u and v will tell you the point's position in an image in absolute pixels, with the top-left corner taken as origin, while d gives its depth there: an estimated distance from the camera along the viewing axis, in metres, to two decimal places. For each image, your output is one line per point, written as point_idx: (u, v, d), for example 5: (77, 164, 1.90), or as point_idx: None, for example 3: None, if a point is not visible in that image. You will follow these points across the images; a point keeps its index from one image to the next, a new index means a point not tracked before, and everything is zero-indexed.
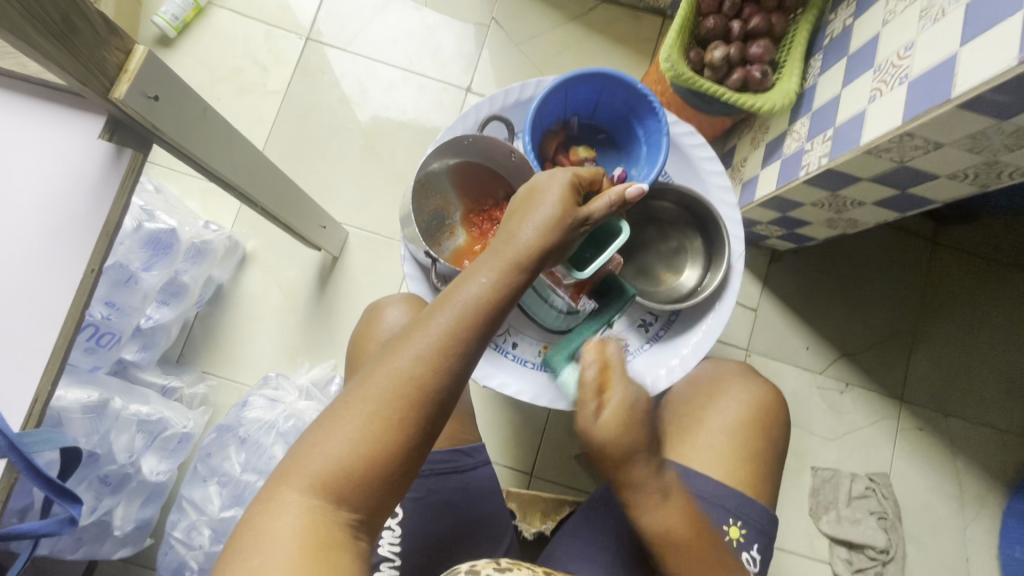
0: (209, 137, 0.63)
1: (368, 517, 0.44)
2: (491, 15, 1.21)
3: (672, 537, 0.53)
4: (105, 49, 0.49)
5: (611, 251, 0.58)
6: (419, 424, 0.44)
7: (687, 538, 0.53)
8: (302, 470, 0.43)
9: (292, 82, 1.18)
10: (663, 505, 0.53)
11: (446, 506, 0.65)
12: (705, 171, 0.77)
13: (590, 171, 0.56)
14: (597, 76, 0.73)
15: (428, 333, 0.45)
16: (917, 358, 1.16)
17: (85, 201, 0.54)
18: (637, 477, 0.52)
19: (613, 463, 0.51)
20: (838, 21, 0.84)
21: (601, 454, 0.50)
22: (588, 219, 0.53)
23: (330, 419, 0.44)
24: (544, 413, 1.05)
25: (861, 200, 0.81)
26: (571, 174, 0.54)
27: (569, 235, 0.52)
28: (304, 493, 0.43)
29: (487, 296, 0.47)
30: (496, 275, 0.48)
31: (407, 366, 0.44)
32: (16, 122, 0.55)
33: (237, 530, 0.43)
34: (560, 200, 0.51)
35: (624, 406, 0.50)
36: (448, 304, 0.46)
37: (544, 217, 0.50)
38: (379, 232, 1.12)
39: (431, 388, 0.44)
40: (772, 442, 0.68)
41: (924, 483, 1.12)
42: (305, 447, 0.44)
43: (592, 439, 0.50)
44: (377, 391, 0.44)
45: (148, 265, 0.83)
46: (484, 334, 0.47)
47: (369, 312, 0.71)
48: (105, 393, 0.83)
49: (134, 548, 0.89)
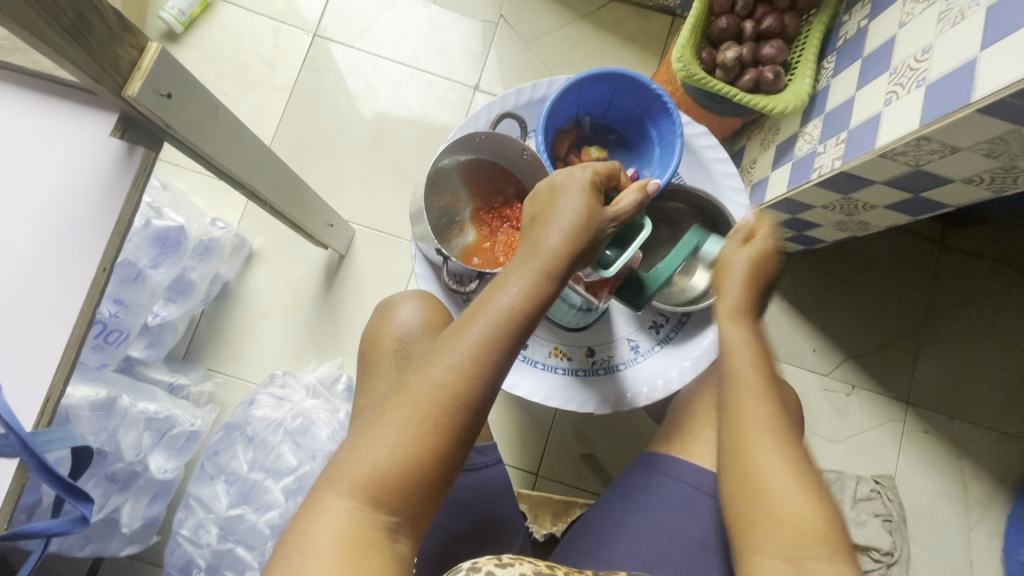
0: (219, 135, 0.63)
1: (407, 524, 0.44)
2: (499, 13, 1.20)
3: (745, 351, 0.60)
4: (119, 46, 0.49)
5: (631, 249, 0.56)
6: (457, 430, 0.44)
7: (756, 353, 0.60)
8: (341, 477, 0.43)
9: (299, 79, 1.17)
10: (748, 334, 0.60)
11: (459, 509, 0.64)
12: (717, 173, 0.76)
13: (607, 167, 0.55)
14: (610, 76, 0.72)
15: (463, 341, 0.45)
16: (923, 362, 1.16)
17: (97, 200, 0.54)
18: (736, 303, 0.61)
19: (733, 280, 0.62)
20: (852, 22, 0.83)
21: (728, 272, 0.63)
22: (614, 220, 0.52)
23: (366, 428, 0.45)
24: (550, 414, 1.05)
25: (873, 204, 0.81)
26: (591, 172, 0.53)
27: (595, 238, 0.51)
28: (343, 498, 0.43)
29: (520, 304, 0.47)
30: (527, 283, 0.48)
31: (443, 374, 0.44)
32: (28, 119, 0.54)
33: (280, 536, 0.43)
34: (585, 202, 0.51)
35: (761, 258, 0.63)
36: (480, 315, 0.46)
37: (569, 222, 0.50)
38: (386, 230, 1.12)
39: (467, 396, 0.45)
40: None
41: (930, 485, 1.12)
42: (343, 455, 0.44)
43: (728, 262, 0.63)
44: (413, 399, 0.44)
45: (156, 262, 0.83)
46: (517, 341, 0.47)
47: (378, 311, 0.69)
48: (113, 390, 0.82)
49: (141, 545, 0.88)
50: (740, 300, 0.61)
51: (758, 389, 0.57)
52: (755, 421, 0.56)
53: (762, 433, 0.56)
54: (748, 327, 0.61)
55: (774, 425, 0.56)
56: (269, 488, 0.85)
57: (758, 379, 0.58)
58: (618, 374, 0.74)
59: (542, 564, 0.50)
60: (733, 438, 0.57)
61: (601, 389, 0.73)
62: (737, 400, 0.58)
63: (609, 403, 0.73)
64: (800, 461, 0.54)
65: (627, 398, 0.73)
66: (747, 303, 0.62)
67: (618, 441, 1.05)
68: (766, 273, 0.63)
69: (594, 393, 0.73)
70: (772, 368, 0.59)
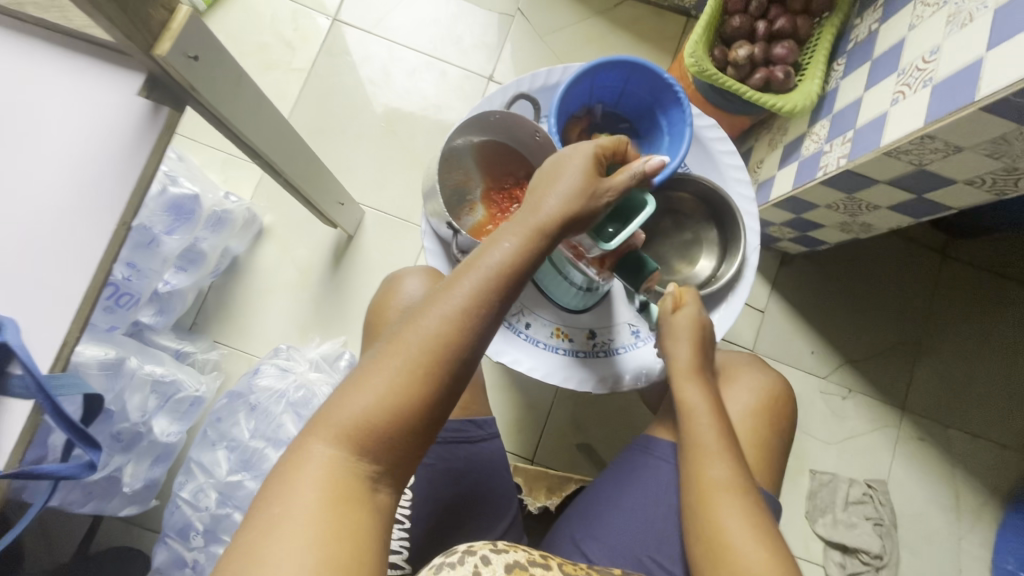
0: (240, 103, 0.65)
1: (389, 473, 0.46)
2: (517, 6, 1.23)
3: (708, 408, 0.60)
4: (151, 6, 0.51)
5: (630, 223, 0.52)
6: (445, 380, 0.46)
7: (713, 413, 0.60)
8: (330, 422, 0.45)
9: (317, 61, 1.19)
10: (703, 390, 0.61)
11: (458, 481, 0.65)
12: (723, 164, 0.76)
13: (613, 141, 0.57)
14: (625, 64, 0.72)
15: (454, 295, 0.47)
16: (921, 368, 1.17)
17: (120, 155, 0.55)
18: (684, 363, 0.62)
19: (674, 351, 0.63)
20: (864, 25, 0.85)
21: (672, 338, 0.64)
22: (610, 191, 0.54)
23: (358, 376, 0.46)
24: (548, 401, 1.08)
25: (876, 204, 0.83)
26: (593, 146, 0.55)
27: (590, 207, 0.53)
28: (331, 443, 0.44)
29: (510, 261, 0.49)
30: (519, 242, 0.50)
31: (432, 325, 0.46)
32: (57, 77, 0.56)
33: (266, 480, 0.44)
34: (583, 172, 0.53)
35: (692, 324, 0.63)
36: (472, 269, 0.48)
37: (567, 190, 0.52)
38: (395, 213, 1.14)
39: (455, 348, 0.46)
40: (780, 433, 0.68)
41: (922, 491, 1.13)
42: (334, 402, 0.46)
43: (669, 329, 0.64)
44: (404, 349, 0.46)
45: (170, 230, 0.86)
46: (507, 298, 0.49)
47: (386, 283, 0.71)
48: (121, 351, 0.83)
49: (140, 507, 0.89)
50: (683, 360, 0.63)
51: (717, 445, 0.57)
52: (716, 479, 0.56)
53: (723, 490, 0.55)
54: (703, 386, 0.61)
55: (737, 479, 0.56)
56: (268, 457, 0.86)
57: (720, 436, 0.58)
58: (616, 358, 0.74)
59: (536, 553, 0.50)
60: (695, 494, 0.57)
61: (600, 371, 0.73)
62: (697, 455, 0.58)
63: (609, 385, 0.73)
64: (758, 516, 0.54)
65: (625, 380, 0.73)
66: (697, 367, 0.62)
67: (613, 433, 1.07)
68: (702, 341, 0.64)
69: (593, 375, 0.73)
70: (728, 424, 0.60)
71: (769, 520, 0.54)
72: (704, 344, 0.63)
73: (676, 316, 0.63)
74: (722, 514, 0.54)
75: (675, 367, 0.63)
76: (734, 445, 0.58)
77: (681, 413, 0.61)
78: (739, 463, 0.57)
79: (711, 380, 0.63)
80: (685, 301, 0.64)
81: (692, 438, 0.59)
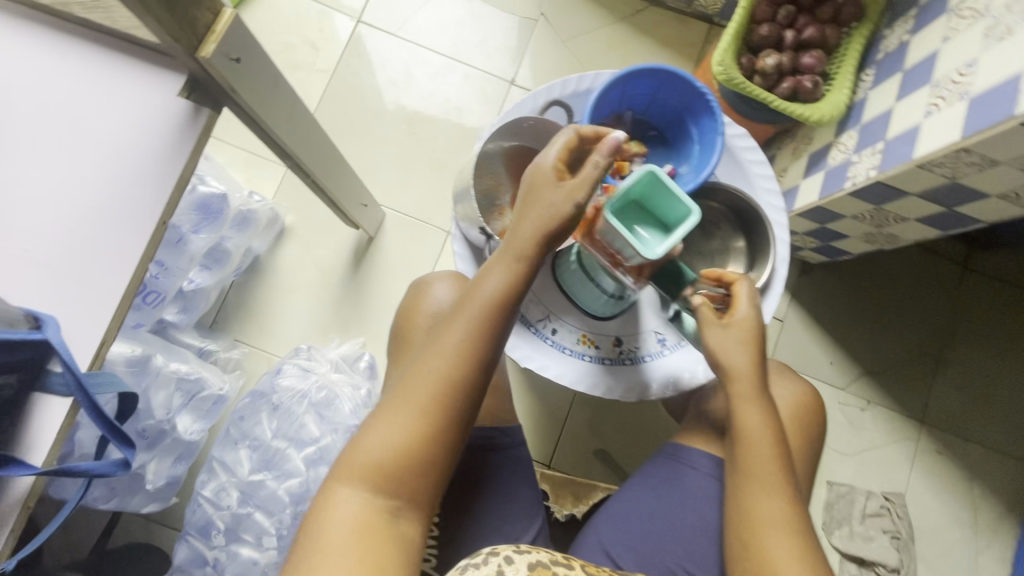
0: (276, 105, 0.66)
1: (413, 504, 0.49)
2: (540, 10, 1.23)
3: (767, 432, 0.55)
4: (198, 9, 0.51)
5: (674, 238, 0.48)
6: (455, 413, 0.49)
7: (774, 439, 0.55)
8: (351, 466, 0.49)
9: (340, 62, 1.20)
10: (764, 409, 0.55)
11: (486, 489, 0.64)
12: (753, 173, 0.76)
13: (567, 145, 0.56)
14: (657, 72, 0.71)
15: (453, 335, 0.50)
16: (941, 380, 1.16)
17: (162, 156, 0.56)
18: (744, 374, 0.56)
19: (729, 360, 0.56)
20: (894, 36, 0.84)
21: (724, 350, 0.57)
22: (579, 193, 0.52)
23: (373, 420, 0.50)
24: (565, 406, 1.08)
25: (904, 215, 0.82)
26: (551, 160, 0.54)
27: (565, 215, 0.52)
28: (354, 484, 0.48)
29: (502, 291, 0.51)
30: (510, 271, 0.52)
31: (435, 365, 0.49)
32: (99, 77, 0.56)
33: (302, 525, 0.48)
34: (547, 187, 0.53)
35: (746, 332, 0.57)
36: (467, 306, 0.51)
37: (539, 209, 0.52)
38: (416, 215, 1.14)
39: (459, 382, 0.49)
40: (810, 444, 0.67)
41: (940, 505, 1.12)
42: (353, 446, 0.50)
43: (718, 342, 0.57)
44: (412, 390, 0.49)
45: (197, 228, 0.86)
46: (503, 326, 0.51)
47: (414, 288, 0.69)
48: (147, 349, 0.84)
49: (161, 505, 0.89)
50: (744, 369, 0.56)
51: (772, 475, 0.54)
52: (769, 515, 0.52)
53: (775, 527, 0.52)
54: (766, 405, 0.55)
55: (791, 515, 0.53)
56: (290, 457, 0.86)
57: (776, 465, 0.54)
58: (642, 365, 0.73)
59: (558, 555, 0.49)
60: (743, 527, 0.53)
61: (626, 379, 0.73)
62: (751, 486, 0.54)
63: (635, 394, 0.73)
64: (810, 555, 0.51)
65: (653, 388, 0.72)
66: (757, 382, 0.56)
67: (630, 439, 1.07)
68: (757, 345, 0.57)
69: (619, 383, 0.73)
70: (786, 449, 0.55)
71: (821, 559, 0.52)
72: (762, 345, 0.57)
73: (735, 316, 0.57)
74: (772, 550, 0.51)
75: (733, 378, 0.56)
76: (790, 474, 0.54)
77: (738, 441, 0.56)
78: (792, 495, 0.53)
79: (771, 394, 0.57)
80: (740, 292, 0.58)
81: (746, 465, 0.55)
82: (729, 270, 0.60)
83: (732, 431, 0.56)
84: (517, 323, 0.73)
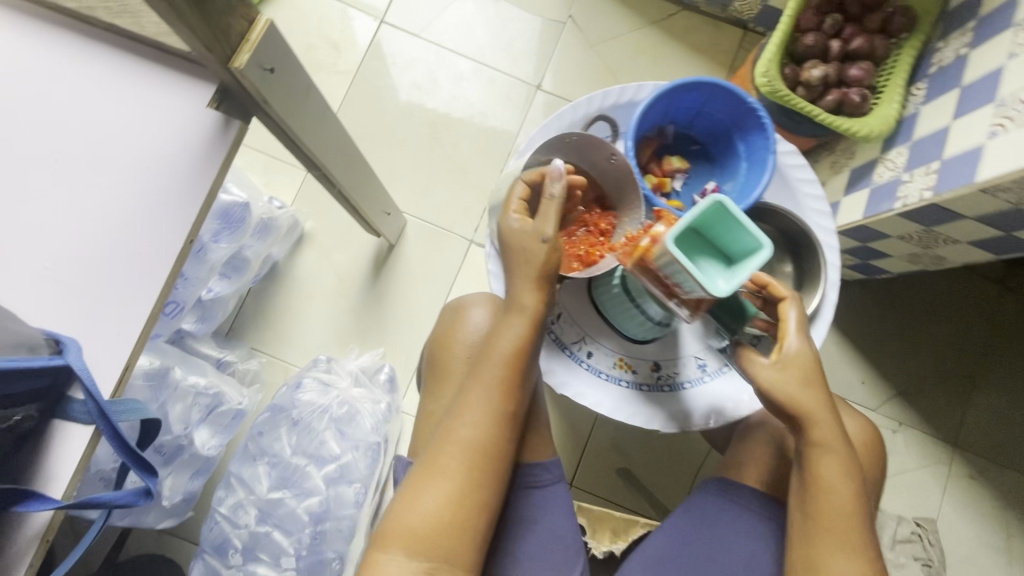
0: (307, 115, 0.62)
1: (460, 563, 0.51)
2: (568, 13, 1.19)
3: (843, 477, 0.52)
4: (233, 16, 0.48)
5: (744, 272, 0.45)
6: (489, 464, 0.53)
7: (851, 485, 0.52)
8: (395, 534, 0.50)
9: (362, 64, 1.16)
10: (840, 451, 0.52)
11: (526, 525, 0.60)
12: (801, 193, 0.72)
13: (525, 187, 0.59)
14: (706, 85, 0.68)
15: (479, 392, 0.54)
16: (976, 403, 1.12)
17: (190, 171, 0.53)
18: (817, 412, 0.52)
19: (799, 397, 0.53)
20: (949, 49, 0.80)
21: (785, 393, 0.53)
22: (550, 225, 0.55)
23: (411, 485, 0.52)
24: (589, 423, 1.05)
25: (956, 238, 0.78)
26: (512, 204, 0.58)
27: (547, 253, 0.55)
28: (400, 550, 0.49)
29: (519, 345, 0.55)
30: (523, 326, 0.56)
31: (466, 423, 0.53)
32: (125, 86, 0.53)
33: None
34: (520, 230, 0.56)
35: (802, 367, 0.53)
36: (487, 363, 0.55)
37: (528, 255, 0.55)
38: (438, 223, 1.11)
39: (489, 434, 0.53)
40: (874, 478, 0.62)
41: (972, 533, 1.09)
42: (394, 514, 0.51)
43: (775, 381, 0.53)
44: (448, 450, 0.52)
45: (217, 238, 0.83)
46: (521, 376, 0.56)
47: (450, 310, 0.67)
48: (165, 361, 0.82)
49: (177, 520, 0.87)
50: (816, 407, 0.52)
51: (847, 524, 0.51)
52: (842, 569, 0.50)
53: None
54: (842, 446, 0.52)
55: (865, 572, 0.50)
56: (310, 475, 0.84)
57: (851, 514, 0.51)
58: (682, 392, 0.70)
59: None
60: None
61: (666, 407, 0.70)
62: (823, 536, 0.51)
63: (675, 423, 0.70)
64: None
65: (695, 418, 0.69)
66: (833, 421, 0.53)
67: (655, 460, 1.04)
68: (820, 379, 0.53)
69: (658, 411, 0.70)
70: (863, 495, 0.52)
71: None
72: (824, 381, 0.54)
73: (787, 352, 0.53)
74: None
75: (810, 417, 0.52)
76: (865, 522, 0.51)
77: (810, 483, 0.53)
78: (868, 546, 0.51)
79: (847, 432, 0.53)
80: (788, 317, 0.55)
81: (819, 512, 0.52)
82: (777, 286, 0.55)
83: (805, 472, 0.53)
84: (552, 345, 0.70)
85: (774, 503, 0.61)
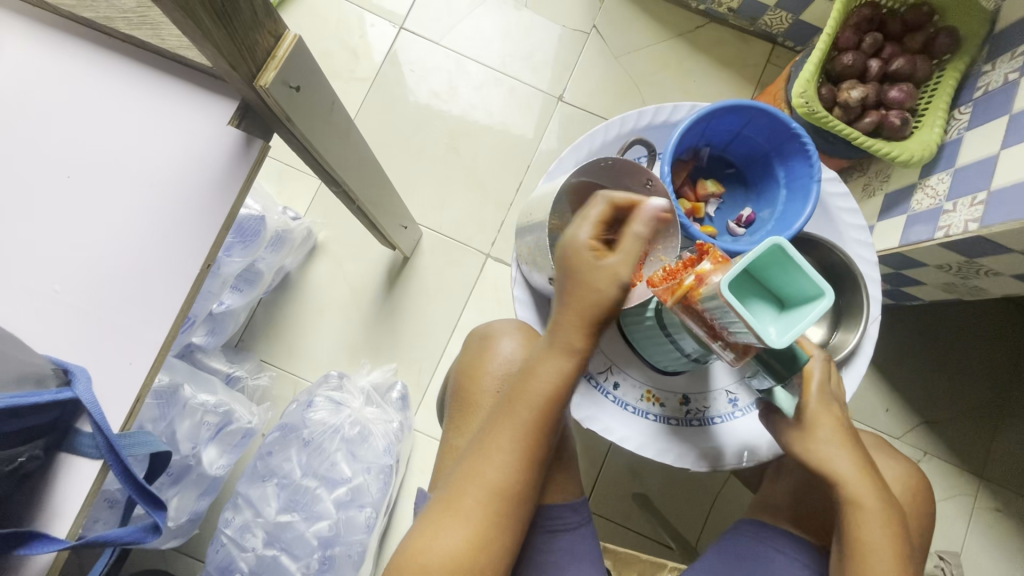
0: (331, 133, 0.60)
1: None
2: (592, 23, 1.16)
3: (886, 536, 0.49)
4: (259, 32, 0.45)
5: (805, 320, 0.41)
6: (510, 509, 0.50)
7: (896, 545, 0.49)
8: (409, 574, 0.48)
9: (381, 71, 1.14)
10: (880, 511, 0.50)
11: (550, 570, 0.57)
12: (844, 223, 0.69)
13: (604, 210, 0.50)
14: (747, 110, 0.65)
15: (507, 433, 0.50)
16: (1003, 434, 1.09)
17: (210, 192, 0.51)
18: (848, 476, 0.51)
19: (828, 458, 0.52)
20: (997, 73, 0.77)
21: (815, 455, 0.52)
22: (628, 267, 0.48)
23: (428, 522, 0.50)
24: (604, 446, 1.02)
25: (999, 270, 0.74)
26: (590, 229, 0.49)
27: (615, 298, 0.48)
28: None
29: (556, 386, 0.51)
30: (562, 366, 0.51)
31: (491, 465, 0.50)
32: (144, 101, 0.51)
33: None
34: (592, 265, 0.48)
35: (833, 426, 0.53)
36: (520, 403, 0.51)
37: (591, 295, 0.49)
38: (455, 236, 1.08)
39: (516, 478, 0.50)
40: (920, 525, 0.60)
41: (997, 568, 1.05)
42: (409, 552, 0.49)
43: (807, 446, 0.53)
44: (470, 492, 0.50)
45: (230, 251, 0.81)
46: (555, 419, 0.52)
47: (478, 338, 0.65)
48: (174, 378, 0.80)
49: (182, 539, 0.84)
50: (846, 471, 0.51)
51: None
52: None
53: None
54: (884, 505, 0.50)
55: None
56: (321, 498, 0.82)
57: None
58: (711, 428, 0.67)
59: None
60: None
61: (696, 443, 0.67)
62: None
63: (706, 461, 0.67)
64: None
65: (726, 457, 0.66)
66: (870, 482, 0.51)
67: (672, 485, 1.01)
68: (847, 436, 0.53)
69: (687, 447, 0.67)
70: (908, 556, 0.49)
71: None
72: (853, 437, 0.53)
73: (808, 411, 0.53)
74: None
75: (842, 481, 0.51)
76: None
77: (849, 544, 0.50)
78: None
79: (889, 489, 0.51)
80: (814, 372, 0.54)
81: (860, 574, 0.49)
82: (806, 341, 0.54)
83: (844, 534, 0.51)
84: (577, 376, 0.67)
85: (813, 549, 0.58)
